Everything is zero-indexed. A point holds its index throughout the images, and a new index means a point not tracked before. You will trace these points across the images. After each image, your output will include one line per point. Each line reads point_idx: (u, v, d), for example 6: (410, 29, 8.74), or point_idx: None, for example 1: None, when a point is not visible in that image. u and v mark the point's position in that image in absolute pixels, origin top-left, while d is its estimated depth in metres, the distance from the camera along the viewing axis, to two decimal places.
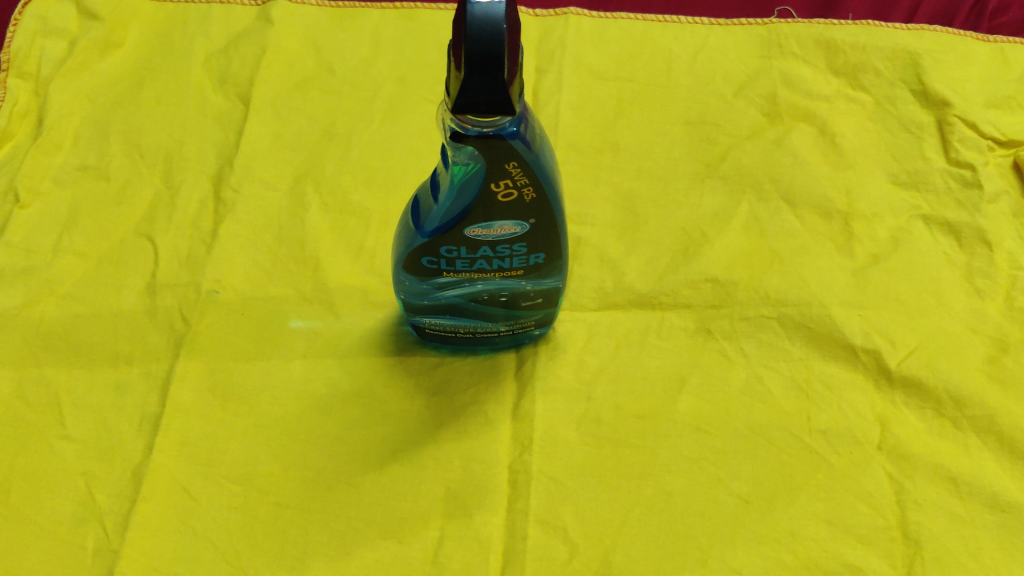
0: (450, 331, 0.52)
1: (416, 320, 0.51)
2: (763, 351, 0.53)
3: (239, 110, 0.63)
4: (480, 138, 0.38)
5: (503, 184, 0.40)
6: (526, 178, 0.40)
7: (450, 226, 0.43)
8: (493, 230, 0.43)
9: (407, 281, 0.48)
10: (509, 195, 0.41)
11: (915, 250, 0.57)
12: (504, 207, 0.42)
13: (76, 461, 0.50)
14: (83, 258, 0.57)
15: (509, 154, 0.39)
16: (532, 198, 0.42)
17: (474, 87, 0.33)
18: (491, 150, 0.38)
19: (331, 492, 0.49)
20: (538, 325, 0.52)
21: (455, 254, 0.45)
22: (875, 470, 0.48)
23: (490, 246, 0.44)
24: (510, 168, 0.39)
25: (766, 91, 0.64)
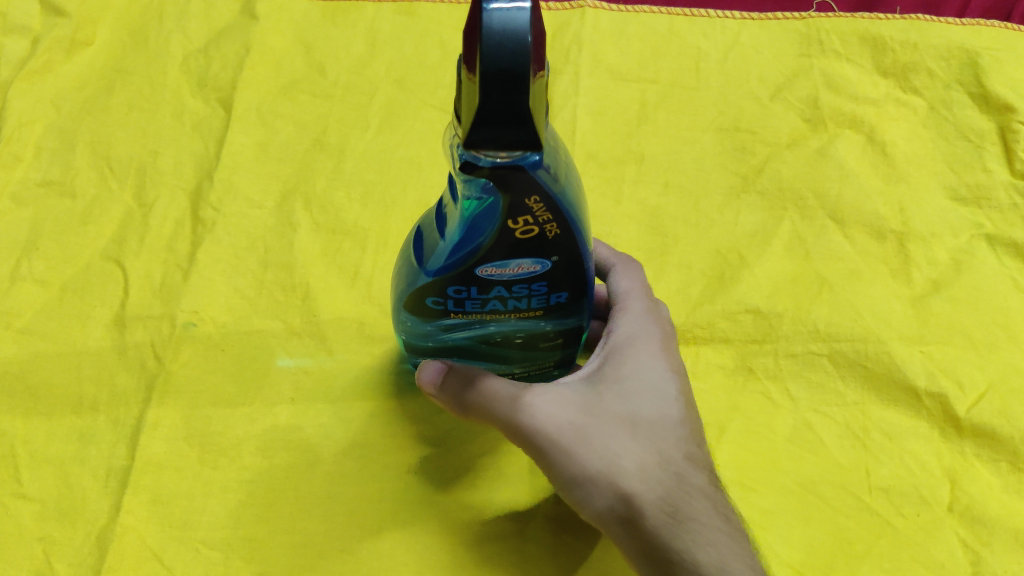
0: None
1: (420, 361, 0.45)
2: (812, 394, 0.46)
3: (220, 117, 0.57)
4: (495, 169, 0.31)
5: (520, 221, 0.33)
6: (548, 211, 0.33)
7: (459, 264, 0.36)
8: (508, 271, 0.36)
9: (409, 320, 0.41)
10: (528, 232, 0.34)
11: (981, 276, 0.50)
12: (522, 246, 0.35)
13: (33, 524, 0.43)
14: (43, 286, 0.50)
15: (529, 187, 0.32)
16: (555, 233, 0.35)
17: (493, 115, 0.26)
18: (508, 181, 0.31)
19: (323, 561, 0.43)
20: (557, 367, 0.46)
21: (463, 296, 0.38)
22: (947, 537, 0.42)
23: (505, 286, 0.37)
24: (530, 202, 0.33)
25: (807, 94, 0.57)
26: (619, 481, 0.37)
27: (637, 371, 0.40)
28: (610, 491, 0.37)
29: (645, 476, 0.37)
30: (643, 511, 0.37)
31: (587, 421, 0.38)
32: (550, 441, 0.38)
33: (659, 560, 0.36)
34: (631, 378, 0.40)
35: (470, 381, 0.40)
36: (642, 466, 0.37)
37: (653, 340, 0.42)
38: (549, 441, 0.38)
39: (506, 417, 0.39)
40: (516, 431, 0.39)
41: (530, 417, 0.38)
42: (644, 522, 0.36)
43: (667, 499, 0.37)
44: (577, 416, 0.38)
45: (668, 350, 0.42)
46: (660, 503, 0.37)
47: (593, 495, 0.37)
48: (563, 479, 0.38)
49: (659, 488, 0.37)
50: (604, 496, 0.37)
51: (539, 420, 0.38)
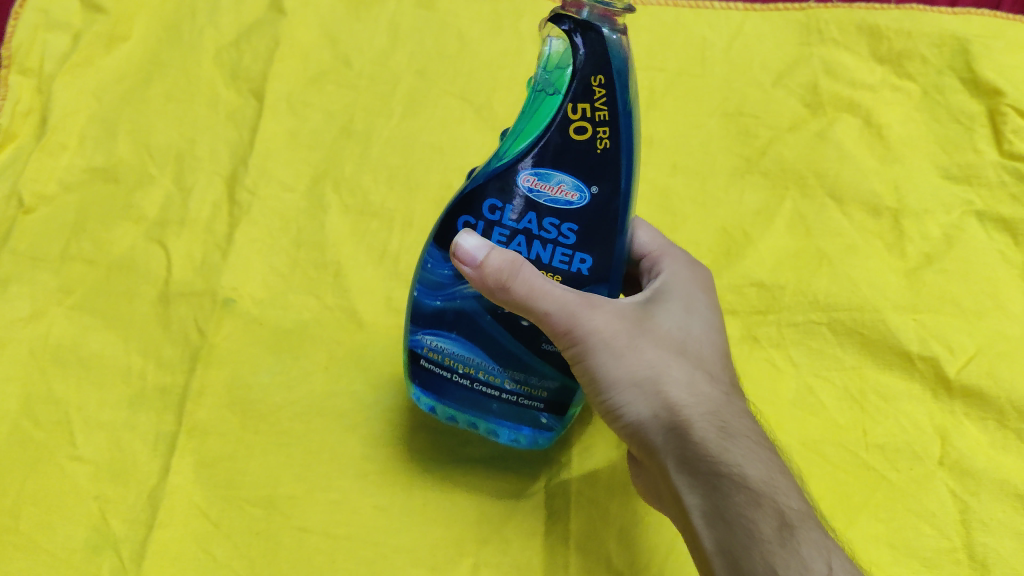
0: (448, 370, 0.43)
1: (416, 340, 0.43)
2: (813, 360, 0.50)
3: (253, 107, 0.59)
4: (572, 35, 0.37)
5: (579, 110, 0.38)
6: (607, 109, 0.38)
7: (506, 168, 0.39)
8: (550, 186, 0.38)
9: (429, 265, 0.42)
10: (581, 133, 0.38)
11: (970, 249, 0.54)
12: (572, 149, 0.38)
13: (88, 483, 0.47)
14: (91, 265, 0.54)
15: (597, 63, 0.37)
16: (604, 151, 0.38)
17: None
18: (585, 51, 0.37)
19: (359, 516, 0.47)
20: (546, 412, 0.44)
21: (495, 219, 0.39)
22: (937, 488, 0.46)
23: (537, 216, 0.39)
24: (595, 85, 0.37)
25: (807, 81, 0.60)
26: (667, 394, 0.39)
27: (681, 311, 0.43)
28: (656, 403, 0.39)
29: (693, 393, 0.39)
30: (693, 424, 0.38)
31: (638, 337, 0.40)
32: (600, 345, 0.39)
33: (707, 470, 0.37)
34: (676, 314, 0.43)
35: (515, 270, 0.37)
36: (689, 383, 0.39)
37: (697, 294, 0.45)
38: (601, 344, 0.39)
39: (554, 317, 0.38)
40: (562, 335, 0.39)
41: (583, 320, 0.39)
42: (694, 432, 0.38)
43: (716, 417, 0.39)
44: (626, 328, 0.40)
45: (708, 305, 0.45)
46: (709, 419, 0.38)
47: (640, 404, 0.39)
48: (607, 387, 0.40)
49: (708, 408, 0.39)
50: (650, 406, 0.39)
51: (592, 324, 0.39)
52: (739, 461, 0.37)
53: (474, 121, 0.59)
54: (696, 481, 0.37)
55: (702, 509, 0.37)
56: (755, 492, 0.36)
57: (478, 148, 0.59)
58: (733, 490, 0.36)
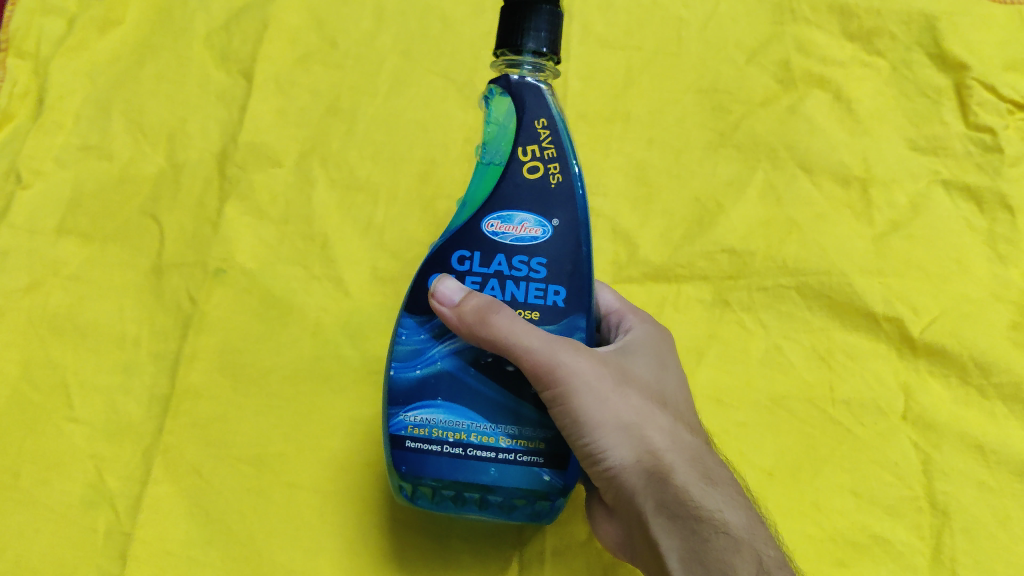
0: (437, 446, 0.41)
1: (399, 421, 0.41)
2: (782, 322, 0.52)
3: (243, 87, 0.61)
4: (511, 86, 0.43)
5: (529, 152, 0.42)
6: (553, 148, 0.42)
7: (469, 219, 0.42)
8: (513, 225, 0.42)
9: (402, 335, 0.42)
10: (534, 172, 0.42)
11: (936, 216, 0.55)
12: (527, 188, 0.42)
13: (85, 443, 0.49)
14: (87, 239, 0.56)
15: (537, 107, 0.42)
16: (557, 184, 0.42)
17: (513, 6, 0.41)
18: (525, 100, 0.42)
19: (347, 472, 0.49)
20: (546, 469, 0.41)
21: (466, 269, 0.42)
22: (900, 441, 0.49)
23: (505, 257, 0.42)
24: (539, 128, 0.42)
25: (780, 58, 0.60)
26: (645, 441, 0.40)
27: (652, 371, 0.44)
28: (635, 448, 0.40)
29: (671, 444, 0.40)
30: (673, 471, 0.39)
31: (621, 385, 0.41)
32: (584, 387, 0.39)
33: (685, 515, 0.38)
34: (648, 372, 0.44)
35: (488, 311, 0.39)
36: (669, 435, 0.41)
37: (656, 346, 0.46)
38: (585, 384, 0.40)
39: (535, 353, 0.39)
40: (544, 376, 0.39)
41: (565, 362, 0.39)
42: (673, 479, 0.39)
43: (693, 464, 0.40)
44: (605, 375, 0.40)
45: (666, 359, 0.46)
46: (689, 470, 0.40)
47: (622, 447, 0.40)
48: (587, 429, 0.39)
49: (684, 456, 0.40)
50: (630, 451, 0.40)
51: (577, 365, 0.39)
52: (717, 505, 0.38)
53: (457, 99, 0.61)
54: (673, 525, 0.38)
55: (679, 552, 0.38)
56: (734, 540, 0.38)
57: (460, 124, 0.60)
58: (715, 536, 0.37)
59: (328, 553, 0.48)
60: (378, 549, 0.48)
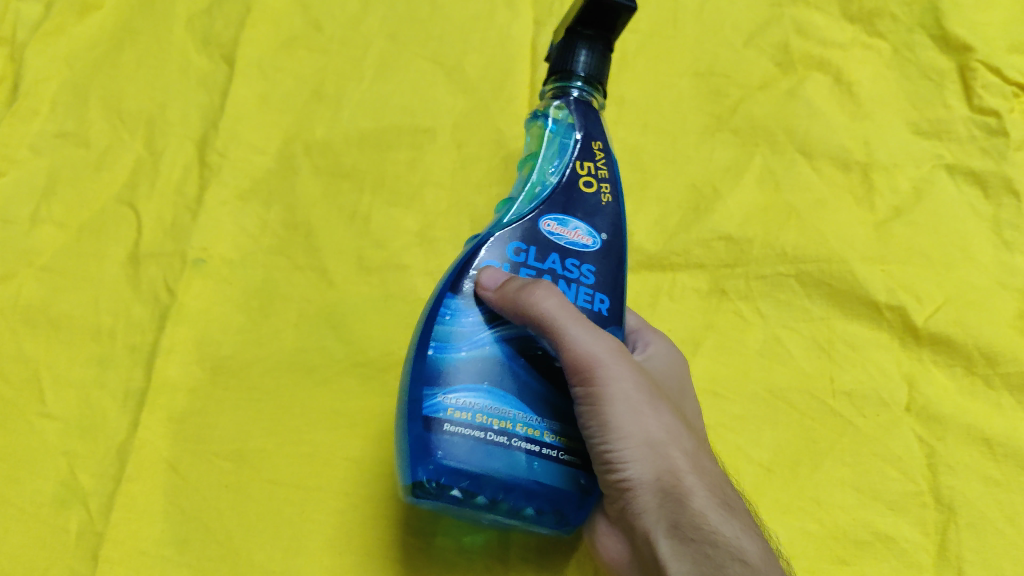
0: (479, 432, 0.36)
1: (440, 400, 0.37)
2: (781, 312, 0.50)
3: (224, 73, 0.59)
4: (571, 103, 0.44)
5: (585, 167, 0.42)
6: (606, 170, 0.43)
7: (525, 216, 0.41)
8: (568, 229, 0.40)
9: (448, 315, 0.39)
10: (589, 187, 0.42)
11: (939, 201, 0.54)
12: (582, 200, 0.42)
13: (57, 439, 0.47)
14: (61, 228, 0.54)
15: (595, 131, 0.43)
16: (608, 203, 0.42)
17: (591, 17, 0.43)
18: (583, 118, 0.43)
19: (329, 468, 0.47)
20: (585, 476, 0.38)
21: (520, 261, 0.40)
22: (904, 433, 0.47)
23: (559, 258, 0.40)
24: (595, 148, 0.43)
25: (778, 41, 0.58)
26: (667, 461, 0.37)
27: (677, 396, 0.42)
28: (656, 465, 0.37)
29: (694, 466, 0.37)
30: (693, 494, 0.36)
31: (654, 399, 0.38)
32: (618, 394, 0.37)
33: (696, 538, 0.35)
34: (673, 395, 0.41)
35: (535, 293, 0.37)
36: (692, 457, 0.38)
37: (676, 371, 0.45)
38: (619, 391, 0.37)
39: (575, 351, 0.37)
40: (582, 373, 0.37)
41: (604, 365, 0.37)
42: (690, 502, 0.36)
43: (714, 492, 0.37)
44: (641, 389, 0.38)
45: (690, 393, 0.45)
46: (710, 495, 0.37)
47: (645, 462, 0.37)
48: (613, 434, 0.37)
49: (708, 484, 0.37)
50: (651, 467, 0.37)
51: (613, 370, 0.37)
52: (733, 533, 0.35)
53: (446, 84, 0.59)
54: (684, 548, 0.35)
55: None
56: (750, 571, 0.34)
57: (449, 110, 0.58)
58: (730, 565, 0.34)
59: (310, 552, 0.45)
60: (362, 549, 0.46)
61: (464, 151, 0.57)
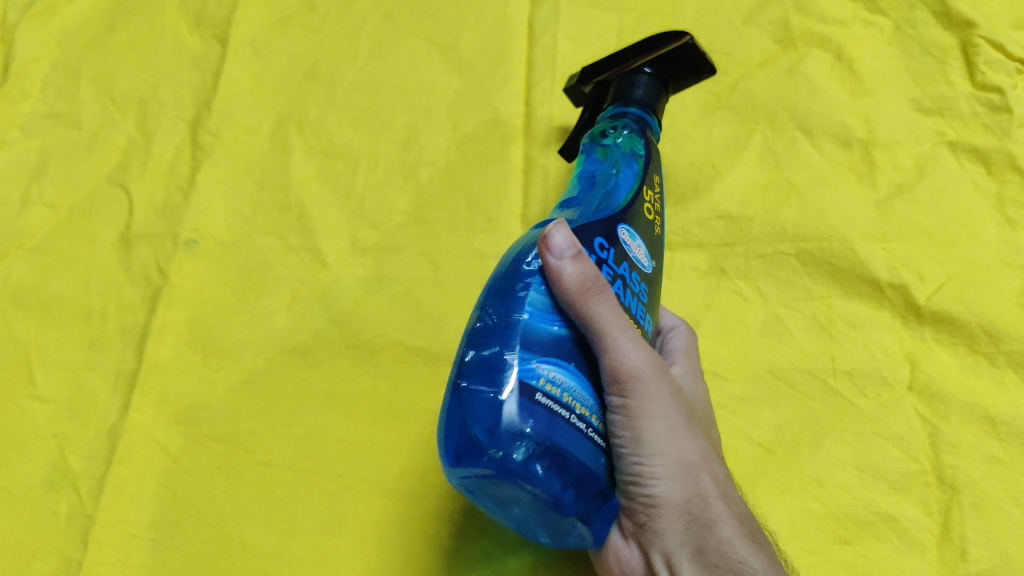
0: (565, 411, 0.32)
1: (536, 367, 0.32)
2: (781, 291, 0.50)
3: (217, 52, 0.59)
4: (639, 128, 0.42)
5: (649, 197, 0.40)
6: (659, 205, 0.40)
7: (606, 216, 0.37)
8: (637, 245, 0.38)
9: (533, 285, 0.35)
10: (648, 216, 0.39)
11: (942, 179, 0.53)
12: (645, 227, 0.39)
13: (47, 422, 0.47)
14: (52, 209, 0.53)
15: (656, 166, 0.41)
16: (657, 236, 0.40)
17: (676, 58, 0.45)
18: (651, 149, 0.41)
19: (321, 450, 0.46)
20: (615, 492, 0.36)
21: (602, 257, 0.36)
22: (906, 411, 0.46)
23: (625, 272, 0.37)
24: (655, 182, 0.40)
25: (778, 17, 0.59)
26: (695, 485, 0.37)
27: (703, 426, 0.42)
28: (684, 489, 0.36)
29: (722, 493, 0.37)
30: (720, 522, 0.36)
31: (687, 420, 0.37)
32: (654, 412, 0.35)
33: (722, 567, 0.35)
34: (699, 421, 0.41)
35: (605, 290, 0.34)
36: (720, 485, 0.37)
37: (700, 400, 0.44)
38: (656, 407, 0.36)
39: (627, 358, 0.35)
40: (625, 384, 0.35)
41: (646, 378, 0.35)
42: (717, 530, 0.36)
43: (739, 520, 0.37)
44: (674, 406, 0.37)
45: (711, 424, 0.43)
46: (736, 524, 0.36)
47: (677, 484, 0.36)
48: (647, 454, 0.35)
49: (733, 512, 0.37)
50: (679, 489, 0.36)
51: (652, 385, 0.35)
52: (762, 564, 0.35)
53: (441, 63, 0.59)
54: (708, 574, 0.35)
55: None
56: None
57: (444, 89, 0.58)
58: None
59: (304, 534, 0.44)
60: (356, 531, 0.44)
61: (459, 130, 0.56)
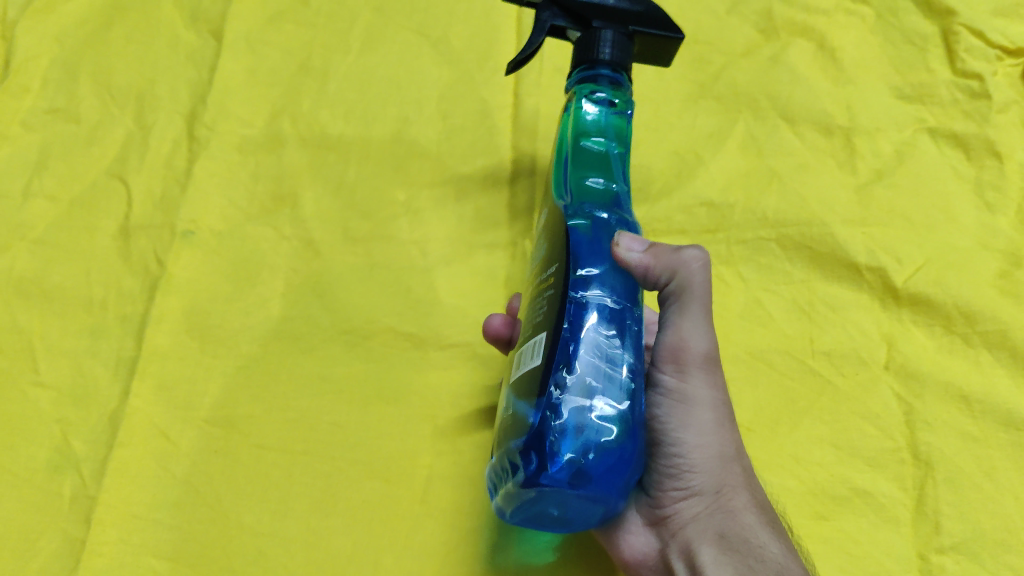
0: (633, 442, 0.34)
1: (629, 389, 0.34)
2: (762, 275, 0.51)
3: (212, 47, 0.60)
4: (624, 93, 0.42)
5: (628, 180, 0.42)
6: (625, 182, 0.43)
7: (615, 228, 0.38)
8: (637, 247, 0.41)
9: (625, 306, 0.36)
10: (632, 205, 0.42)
11: (922, 164, 0.54)
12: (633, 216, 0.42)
13: (50, 407, 0.48)
14: (52, 201, 0.54)
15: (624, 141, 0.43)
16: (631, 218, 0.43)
17: (659, 47, 0.44)
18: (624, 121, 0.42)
19: (315, 432, 0.47)
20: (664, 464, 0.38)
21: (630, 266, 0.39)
22: (882, 391, 0.47)
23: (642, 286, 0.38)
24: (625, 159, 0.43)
25: (761, 7, 0.60)
26: (725, 477, 0.39)
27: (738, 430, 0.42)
28: (715, 478, 0.39)
29: (748, 486, 0.40)
30: (743, 512, 0.39)
31: (730, 420, 0.40)
32: (703, 400, 0.38)
33: (742, 551, 0.38)
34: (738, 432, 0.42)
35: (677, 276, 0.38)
36: (748, 481, 0.40)
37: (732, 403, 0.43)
38: (707, 397, 0.39)
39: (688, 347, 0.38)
40: (679, 367, 0.38)
41: (701, 371, 0.38)
42: (740, 518, 0.39)
43: (762, 510, 0.40)
44: (723, 402, 0.39)
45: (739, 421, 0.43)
46: (758, 517, 0.39)
47: (710, 475, 0.39)
48: (689, 434, 0.38)
49: (756, 505, 0.40)
50: (711, 479, 0.39)
51: (706, 375, 0.38)
52: (781, 550, 0.38)
53: (432, 56, 0.60)
54: (725, 557, 0.38)
55: None
56: None
57: (435, 82, 0.59)
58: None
59: (297, 515, 0.45)
60: (347, 511, 0.45)
61: (449, 121, 0.58)
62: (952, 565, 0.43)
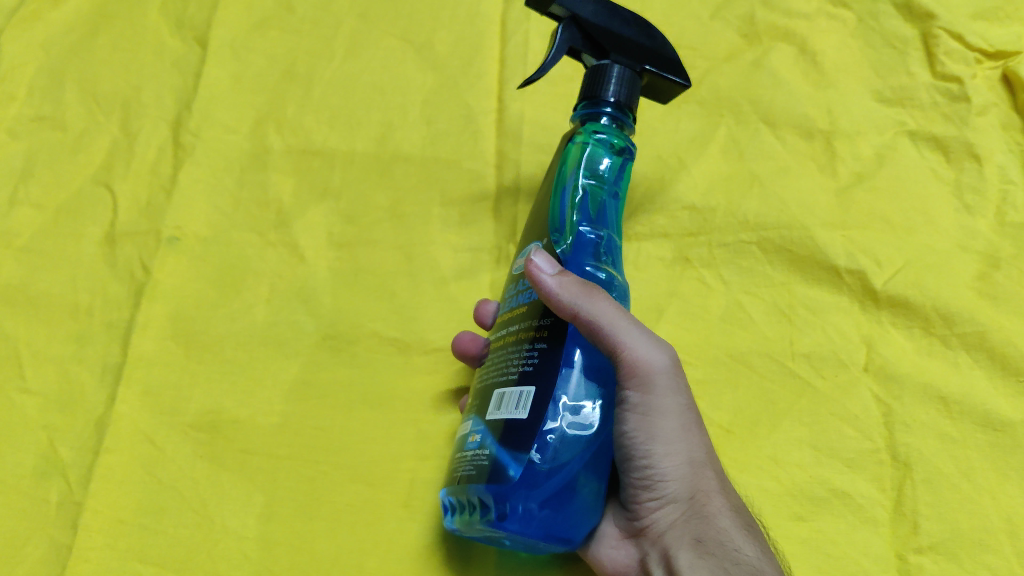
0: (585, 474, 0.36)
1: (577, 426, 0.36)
2: (742, 278, 0.51)
3: (197, 54, 0.60)
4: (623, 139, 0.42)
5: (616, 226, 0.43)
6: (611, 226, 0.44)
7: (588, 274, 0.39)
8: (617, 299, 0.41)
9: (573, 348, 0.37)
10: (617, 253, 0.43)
11: (902, 168, 0.54)
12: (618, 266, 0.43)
13: (36, 413, 0.48)
14: (39, 209, 0.54)
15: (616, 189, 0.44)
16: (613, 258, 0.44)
17: (665, 87, 0.45)
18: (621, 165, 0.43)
19: (299, 437, 0.48)
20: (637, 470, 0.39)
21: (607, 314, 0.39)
22: (861, 393, 0.47)
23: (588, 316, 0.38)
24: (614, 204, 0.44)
25: (743, 12, 0.60)
26: (700, 482, 0.40)
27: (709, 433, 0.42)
28: (688, 485, 0.39)
29: (721, 489, 0.40)
30: (718, 515, 0.39)
31: (695, 425, 0.40)
32: (667, 409, 0.38)
33: (719, 554, 0.38)
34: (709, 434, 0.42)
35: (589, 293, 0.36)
36: (720, 485, 0.41)
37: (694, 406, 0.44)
38: (669, 404, 0.38)
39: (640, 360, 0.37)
40: (633, 383, 0.37)
41: (660, 380, 0.38)
42: (716, 522, 0.39)
43: (738, 513, 0.40)
44: (688, 407, 0.39)
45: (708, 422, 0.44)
46: (733, 520, 0.40)
47: (681, 481, 0.39)
48: (656, 445, 0.39)
49: (731, 508, 0.40)
50: (685, 485, 0.39)
51: (667, 384, 0.38)
52: (757, 553, 0.38)
53: (416, 62, 0.60)
54: (701, 562, 0.38)
55: None
56: None
57: (419, 87, 0.60)
58: None
59: (282, 519, 0.45)
60: (331, 514, 0.46)
61: (433, 127, 0.58)
62: (930, 564, 0.43)
